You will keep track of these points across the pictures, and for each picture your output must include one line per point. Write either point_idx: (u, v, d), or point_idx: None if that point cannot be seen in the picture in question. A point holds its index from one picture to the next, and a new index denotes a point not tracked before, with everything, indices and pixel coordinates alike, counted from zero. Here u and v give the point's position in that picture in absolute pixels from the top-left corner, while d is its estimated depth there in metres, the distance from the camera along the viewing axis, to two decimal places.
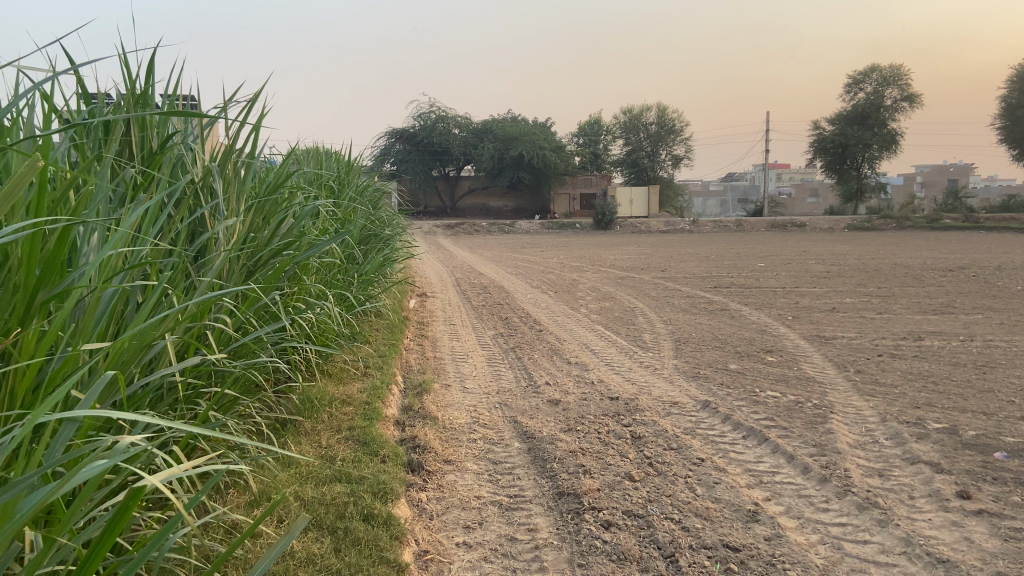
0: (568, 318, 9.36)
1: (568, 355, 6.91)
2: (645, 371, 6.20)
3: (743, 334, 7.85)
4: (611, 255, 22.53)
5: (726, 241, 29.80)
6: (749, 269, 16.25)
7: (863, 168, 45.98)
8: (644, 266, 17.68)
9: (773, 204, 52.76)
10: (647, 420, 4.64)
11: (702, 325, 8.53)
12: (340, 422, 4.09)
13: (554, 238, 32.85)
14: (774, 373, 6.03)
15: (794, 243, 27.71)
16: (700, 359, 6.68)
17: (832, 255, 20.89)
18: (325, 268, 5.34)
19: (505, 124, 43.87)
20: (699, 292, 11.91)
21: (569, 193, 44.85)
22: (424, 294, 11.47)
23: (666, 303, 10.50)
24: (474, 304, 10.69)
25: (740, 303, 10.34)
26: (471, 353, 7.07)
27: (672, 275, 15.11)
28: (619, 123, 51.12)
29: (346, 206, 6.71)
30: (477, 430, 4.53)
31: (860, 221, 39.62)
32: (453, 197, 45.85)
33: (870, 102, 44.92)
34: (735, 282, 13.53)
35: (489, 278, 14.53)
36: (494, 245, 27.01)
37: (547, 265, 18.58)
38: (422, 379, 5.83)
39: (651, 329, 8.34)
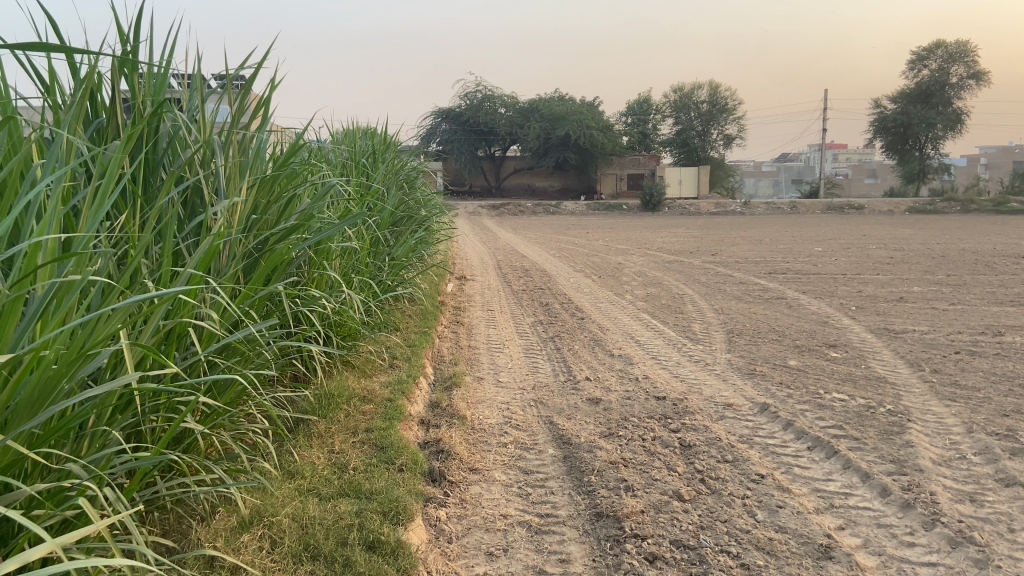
0: (612, 304, 8.88)
1: (611, 346, 6.44)
2: (696, 366, 5.70)
3: (803, 326, 7.28)
4: (659, 238, 21.89)
5: (779, 224, 28.82)
6: (806, 254, 15.50)
7: (925, 149, 44.13)
8: (693, 250, 17.04)
9: (829, 185, 51.11)
10: (698, 426, 4.17)
11: (757, 315, 7.97)
12: (357, 423, 3.70)
13: (601, 219, 32.21)
14: (839, 372, 5.49)
15: (852, 227, 26.64)
16: (757, 354, 6.15)
17: (894, 240, 19.91)
18: (348, 253, 4.96)
19: (552, 104, 43.17)
20: (753, 278, 11.30)
21: (616, 173, 44.00)
22: (463, 277, 11.08)
23: (718, 291, 9.94)
24: (515, 288, 10.27)
25: (798, 291, 9.72)
26: (508, 343, 6.65)
27: (724, 260, 14.48)
28: (669, 102, 49.94)
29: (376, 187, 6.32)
30: (509, 432, 4.12)
31: (921, 204, 38.06)
32: (499, 178, 45.41)
33: (934, 79, 43.00)
34: (791, 268, 12.85)
35: (532, 261, 14.10)
36: (540, 227, 26.56)
37: (593, 247, 18.05)
38: (453, 371, 5.44)
39: (701, 319, 7.81)
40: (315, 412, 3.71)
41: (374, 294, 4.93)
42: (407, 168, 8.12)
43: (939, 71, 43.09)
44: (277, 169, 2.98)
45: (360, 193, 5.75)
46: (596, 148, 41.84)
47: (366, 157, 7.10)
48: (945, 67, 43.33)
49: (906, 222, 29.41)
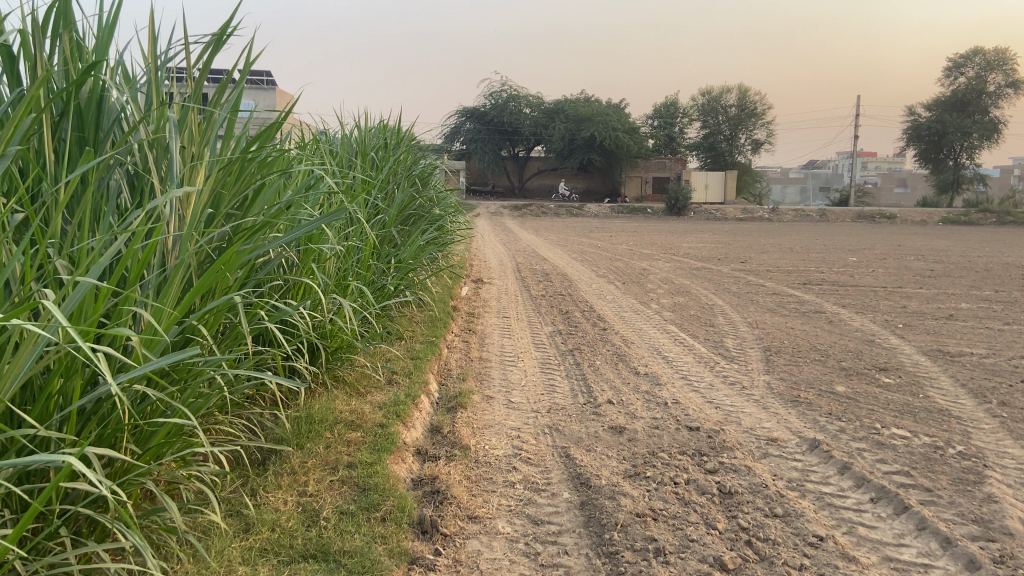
0: (637, 314, 8.28)
1: (637, 363, 5.85)
2: (732, 390, 5.09)
3: (847, 346, 6.64)
4: (686, 243, 21.20)
5: (809, 232, 28.01)
6: (841, 265, 14.78)
7: (960, 158, 42.96)
8: (721, 257, 16.36)
9: (860, 193, 49.99)
10: (740, 467, 3.57)
11: (794, 331, 7.32)
12: (339, 455, 3.15)
13: (626, 222, 31.54)
14: (895, 402, 4.86)
15: (885, 237, 25.76)
16: (799, 377, 5.53)
17: (931, 251, 19.09)
18: (341, 255, 4.42)
19: (578, 104, 42.53)
20: (786, 289, 10.62)
21: (641, 176, 43.25)
22: (480, 280, 10.53)
23: (750, 302, 9.29)
24: (534, 293, 9.70)
25: (837, 305, 9.06)
26: (522, 356, 6.08)
27: (753, 268, 13.82)
28: (697, 105, 49.10)
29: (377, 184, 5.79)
30: (518, 467, 3.54)
31: (955, 215, 36.99)
32: (523, 178, 44.82)
33: (971, 87, 41.82)
34: (826, 278, 12.16)
35: (552, 264, 13.52)
36: (562, 229, 25.94)
37: (616, 251, 17.42)
38: (459, 389, 4.88)
39: (735, 333, 7.18)
40: (288, 442, 3.16)
41: (372, 298, 4.43)
42: (420, 163, 7.59)
43: (976, 79, 41.90)
44: (243, 155, 2.47)
45: (358, 188, 5.21)
46: (622, 150, 41.15)
47: (371, 151, 6.57)
48: (982, 74, 42.12)
49: (942, 233, 28.46)
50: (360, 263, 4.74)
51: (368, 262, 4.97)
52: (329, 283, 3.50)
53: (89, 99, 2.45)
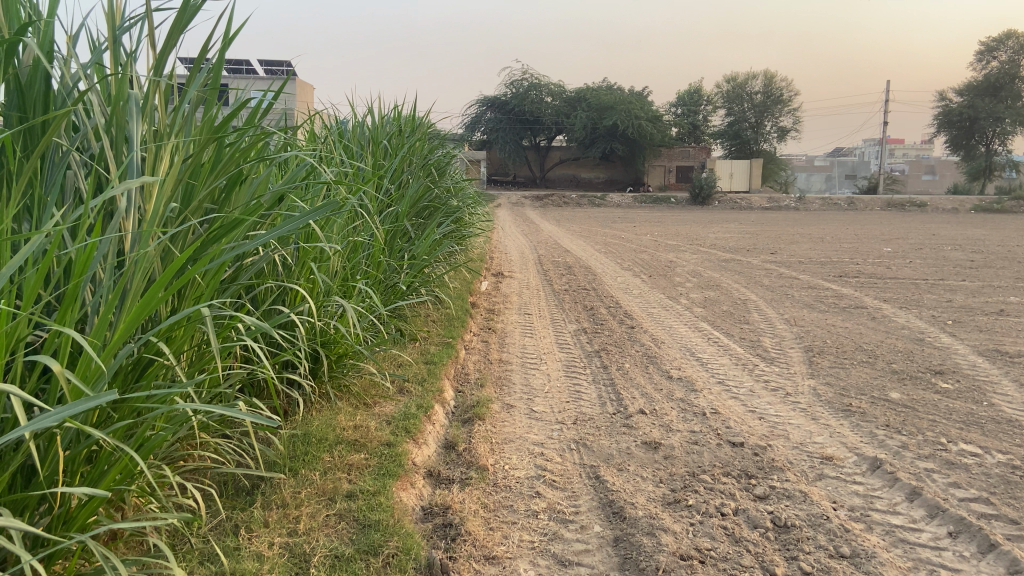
0: (666, 311, 7.83)
1: (669, 366, 5.42)
2: (774, 398, 4.65)
3: (895, 345, 6.16)
4: (712, 233, 20.67)
5: (839, 221, 27.30)
6: (876, 255, 14.20)
7: (993, 144, 41.81)
8: (749, 248, 15.82)
9: (889, 181, 48.93)
10: (794, 493, 3.14)
11: (835, 329, 6.84)
12: (339, 481, 2.77)
13: (650, 213, 30.96)
14: (958, 411, 4.40)
15: (918, 225, 24.99)
16: (847, 382, 5.06)
17: (969, 240, 18.40)
18: (345, 254, 4.04)
19: (600, 93, 41.91)
20: (822, 282, 10.11)
21: (664, 165, 42.54)
22: (500, 274, 10.13)
23: (785, 297, 8.81)
24: (557, 287, 9.29)
25: (879, 300, 8.55)
26: (545, 357, 5.69)
27: (785, 259, 13.29)
28: (721, 92, 48.25)
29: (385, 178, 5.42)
30: (543, 490, 3.15)
31: (989, 202, 35.98)
32: (544, 167, 44.32)
33: (1004, 71, 40.62)
34: (862, 270, 11.61)
35: (575, 256, 13.10)
36: (584, 219, 25.48)
37: (641, 242, 16.94)
38: (477, 396, 4.49)
39: (772, 332, 6.73)
40: (278, 468, 2.76)
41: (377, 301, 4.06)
42: (436, 152, 7.19)
43: (1010, 62, 40.68)
44: (215, 139, 2.10)
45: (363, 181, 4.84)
46: (645, 139, 40.47)
47: (382, 140, 6.20)
48: (1016, 57, 40.91)
49: (976, 223, 27.61)
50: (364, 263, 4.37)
51: (377, 260, 4.59)
52: (327, 289, 3.13)
53: (34, 74, 2.08)
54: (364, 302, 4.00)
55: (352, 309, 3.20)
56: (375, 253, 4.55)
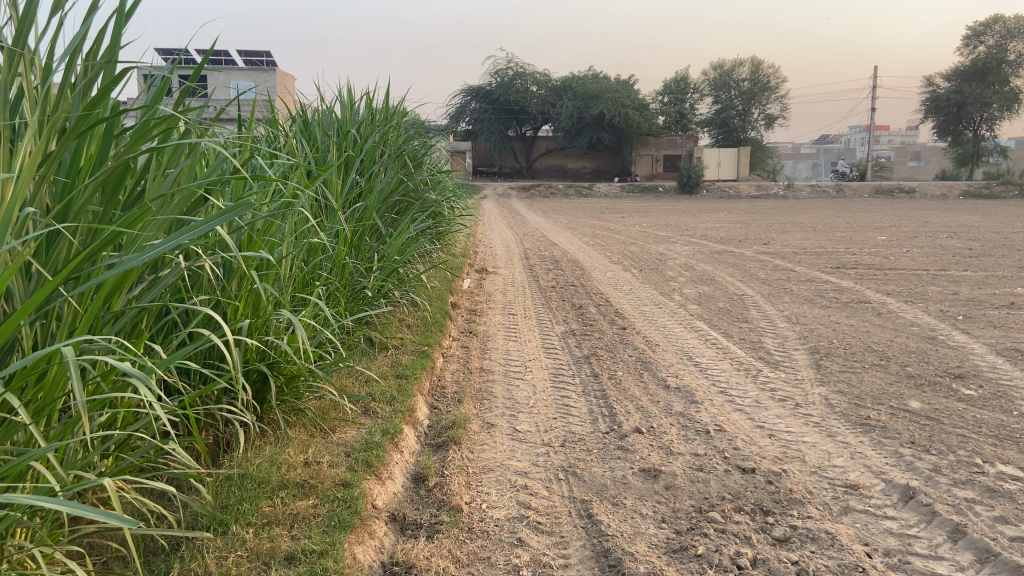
0: (659, 309, 7.37)
1: (665, 373, 4.96)
2: (784, 410, 4.20)
3: (906, 345, 5.72)
4: (702, 223, 20.24)
5: (829, 209, 27.00)
6: (871, 245, 13.80)
7: (980, 130, 41.63)
8: (740, 239, 15.41)
9: (876, 168, 48.77)
10: (821, 535, 2.68)
11: (840, 328, 6.40)
12: (279, 541, 2.29)
13: (638, 202, 30.51)
14: (989, 424, 3.96)
15: (907, 212, 24.70)
16: (861, 390, 4.62)
17: (962, 227, 18.08)
18: (296, 259, 3.55)
19: (585, 82, 41.35)
20: (819, 275, 9.69)
21: (652, 154, 42.08)
22: (484, 271, 9.64)
23: (783, 291, 8.37)
24: (543, 284, 8.82)
25: (881, 293, 8.13)
26: (530, 364, 5.21)
27: (777, 250, 12.88)
28: (708, 80, 47.83)
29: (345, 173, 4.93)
30: (526, 537, 2.68)
31: (977, 188, 35.80)
32: (530, 158, 43.76)
33: (990, 56, 40.40)
34: (860, 261, 11.19)
35: (562, 250, 12.61)
36: (570, 210, 24.99)
37: (630, 234, 16.47)
38: (453, 415, 4.01)
39: (774, 332, 6.28)
40: (204, 526, 2.29)
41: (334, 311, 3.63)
42: (411, 142, 6.69)
43: (996, 47, 40.44)
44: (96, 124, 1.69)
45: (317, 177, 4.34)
46: (632, 128, 40.00)
47: (346, 130, 5.69)
48: (1003, 42, 40.67)
49: (967, 208, 27.37)
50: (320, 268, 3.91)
51: (337, 263, 4.09)
52: (265, 305, 2.74)
53: None
54: (320, 314, 3.51)
55: (297, 325, 2.81)
56: (337, 256, 4.09)
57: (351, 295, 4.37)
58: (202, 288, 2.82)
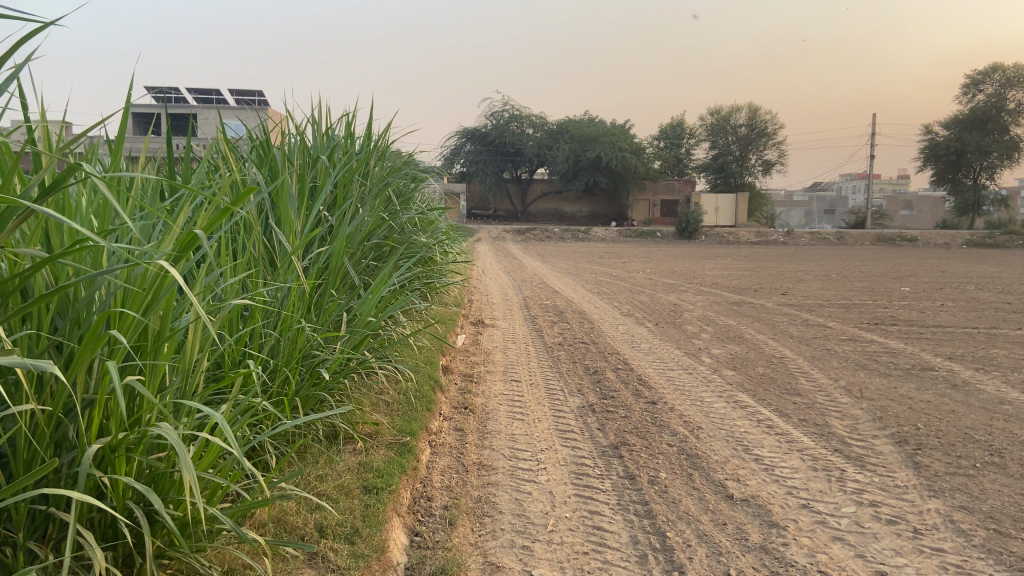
0: (689, 375, 6.22)
1: (722, 474, 3.78)
2: (903, 545, 3.02)
3: (1015, 434, 4.56)
4: (707, 270, 19.17)
5: (835, 256, 26.03)
6: (898, 297, 12.72)
7: (980, 178, 41.08)
8: (755, 288, 14.29)
9: (876, 215, 48.12)
10: None
11: (918, 406, 5.23)
12: None
13: (636, 247, 29.56)
14: None
15: (917, 261, 23.70)
16: (990, 507, 3.44)
17: (986, 279, 17.03)
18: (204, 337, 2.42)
19: (582, 125, 40.78)
20: (860, 333, 8.54)
21: (649, 199, 41.18)
22: (480, 324, 8.48)
23: (828, 352, 7.22)
24: (549, 341, 7.67)
25: (943, 358, 7.00)
26: (544, 456, 4.03)
27: (799, 302, 11.81)
28: (705, 125, 47.39)
29: (298, 214, 3.82)
30: None
31: (982, 237, 34.99)
32: (525, 201, 42.94)
33: (989, 104, 39.98)
34: (897, 317, 10.08)
35: (564, 299, 11.49)
36: (567, 254, 23.96)
37: (635, 281, 15.36)
38: (442, 553, 2.82)
39: (839, 409, 5.12)
40: None
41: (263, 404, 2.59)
42: (396, 174, 5.61)
43: (995, 96, 39.97)
44: None
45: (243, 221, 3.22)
46: (629, 172, 39.32)
47: (308, 157, 4.59)
48: (1002, 91, 40.32)
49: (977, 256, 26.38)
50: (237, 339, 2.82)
51: (263, 343, 2.94)
52: (125, 415, 1.75)
53: None
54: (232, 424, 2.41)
55: (178, 445, 1.80)
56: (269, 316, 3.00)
57: (304, 370, 3.23)
58: (42, 395, 1.81)
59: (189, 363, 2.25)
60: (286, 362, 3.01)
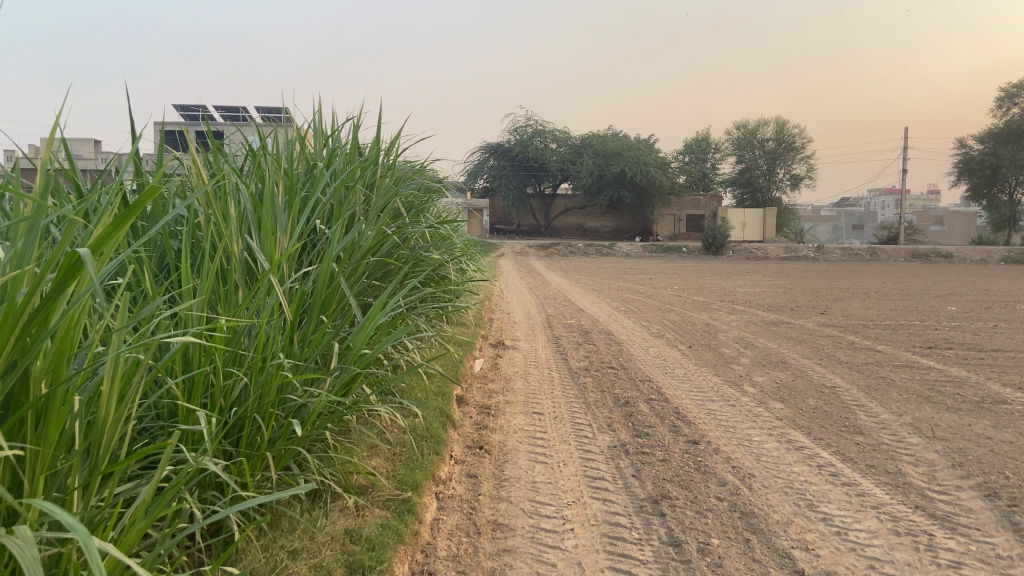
0: (732, 407, 5.59)
1: (786, 540, 3.15)
2: None
3: None
4: (738, 286, 18.44)
5: (870, 273, 25.04)
6: (946, 318, 11.91)
7: (1017, 192, 39.78)
8: (791, 306, 13.57)
9: (908, 231, 46.88)
10: None
11: (1001, 449, 4.53)
12: None
13: (661, 263, 28.86)
14: None
15: (956, 277, 22.69)
16: None
17: None
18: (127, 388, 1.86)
19: (606, 139, 40.24)
20: (915, 358, 7.80)
21: (674, 214, 40.39)
22: (500, 346, 7.90)
23: (884, 382, 6.52)
24: (574, 366, 7.07)
25: (1014, 389, 6.27)
26: (571, 513, 3.42)
27: (841, 322, 11.07)
28: (731, 139, 46.53)
29: (282, 228, 3.26)
30: None
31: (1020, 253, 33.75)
32: (548, 216, 42.40)
33: None
34: (950, 340, 9.32)
35: (589, 318, 10.87)
36: (591, 270, 23.37)
37: (663, 298, 14.71)
38: None
39: (911, 452, 4.45)
40: None
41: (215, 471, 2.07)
42: (405, 185, 5.05)
43: None
44: None
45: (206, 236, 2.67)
46: (654, 187, 38.63)
47: (299, 166, 4.05)
48: None
49: (1019, 273, 25.24)
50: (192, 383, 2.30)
51: (222, 389, 2.39)
52: None
53: None
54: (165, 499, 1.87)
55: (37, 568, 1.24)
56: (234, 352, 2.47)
57: (282, 415, 2.70)
58: None
59: (102, 425, 1.71)
60: (259, 408, 2.48)
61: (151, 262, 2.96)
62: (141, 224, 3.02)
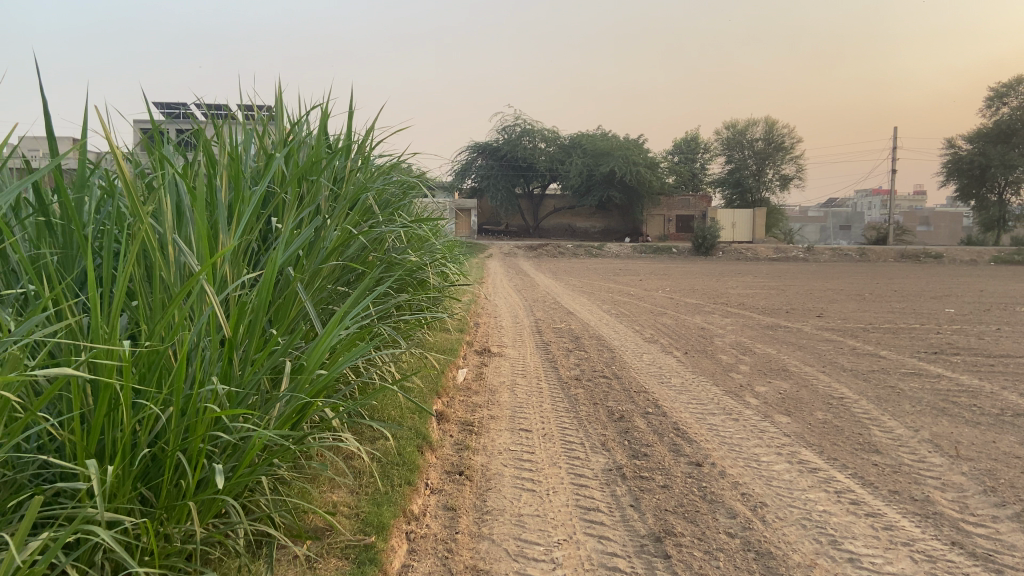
0: (735, 422, 5.16)
1: None
2: None
3: None
4: (730, 288, 18.05)
5: (863, 274, 24.70)
6: (946, 321, 11.55)
7: (1005, 193, 39.70)
8: (786, 309, 13.18)
9: (897, 231, 46.76)
10: None
11: None
12: None
13: (650, 264, 28.50)
14: None
15: (948, 279, 22.41)
16: None
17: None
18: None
19: (595, 139, 39.90)
20: (923, 366, 7.41)
21: (663, 214, 40.10)
22: (485, 353, 7.44)
23: (894, 392, 6.11)
24: (563, 375, 6.62)
25: None
26: (562, 555, 2.96)
27: (839, 326, 10.68)
28: (720, 139, 46.25)
29: (222, 227, 2.81)
30: None
31: (1009, 254, 33.59)
32: (537, 217, 41.96)
33: (1014, 117, 38.46)
34: (954, 345, 8.94)
35: (579, 322, 10.43)
36: (580, 271, 22.97)
37: (655, 300, 14.29)
38: None
39: (936, 475, 4.03)
40: None
41: (104, 533, 1.73)
42: (379, 178, 4.59)
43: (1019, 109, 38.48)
44: None
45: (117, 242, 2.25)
46: (643, 187, 38.27)
47: (251, 159, 3.61)
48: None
49: (1010, 274, 24.99)
50: (91, 422, 1.93)
51: (124, 430, 1.99)
52: None
53: None
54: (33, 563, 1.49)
55: None
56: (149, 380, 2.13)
57: (216, 452, 2.32)
58: None
59: None
60: (181, 447, 2.12)
61: (69, 271, 2.57)
62: (60, 227, 2.63)
